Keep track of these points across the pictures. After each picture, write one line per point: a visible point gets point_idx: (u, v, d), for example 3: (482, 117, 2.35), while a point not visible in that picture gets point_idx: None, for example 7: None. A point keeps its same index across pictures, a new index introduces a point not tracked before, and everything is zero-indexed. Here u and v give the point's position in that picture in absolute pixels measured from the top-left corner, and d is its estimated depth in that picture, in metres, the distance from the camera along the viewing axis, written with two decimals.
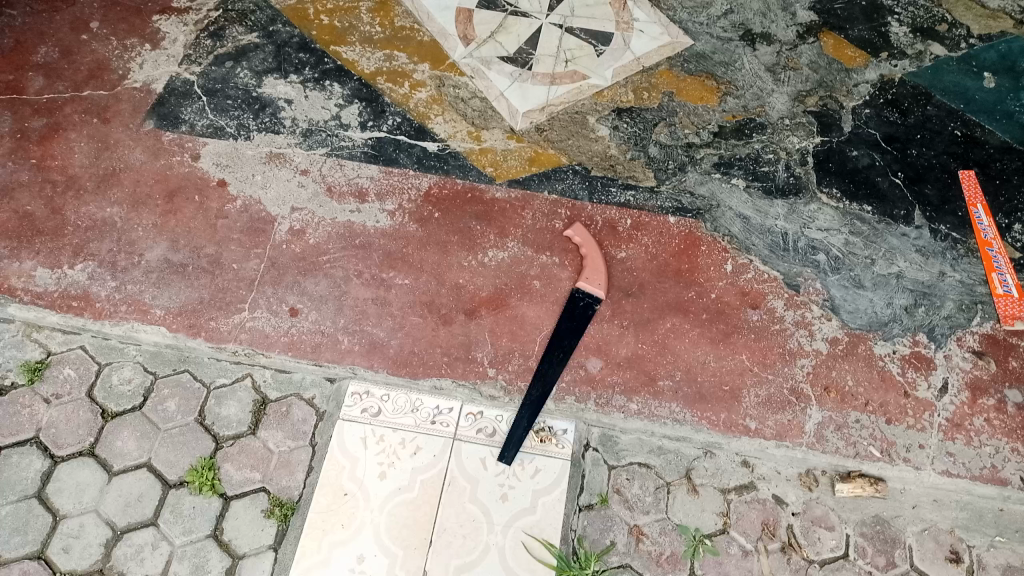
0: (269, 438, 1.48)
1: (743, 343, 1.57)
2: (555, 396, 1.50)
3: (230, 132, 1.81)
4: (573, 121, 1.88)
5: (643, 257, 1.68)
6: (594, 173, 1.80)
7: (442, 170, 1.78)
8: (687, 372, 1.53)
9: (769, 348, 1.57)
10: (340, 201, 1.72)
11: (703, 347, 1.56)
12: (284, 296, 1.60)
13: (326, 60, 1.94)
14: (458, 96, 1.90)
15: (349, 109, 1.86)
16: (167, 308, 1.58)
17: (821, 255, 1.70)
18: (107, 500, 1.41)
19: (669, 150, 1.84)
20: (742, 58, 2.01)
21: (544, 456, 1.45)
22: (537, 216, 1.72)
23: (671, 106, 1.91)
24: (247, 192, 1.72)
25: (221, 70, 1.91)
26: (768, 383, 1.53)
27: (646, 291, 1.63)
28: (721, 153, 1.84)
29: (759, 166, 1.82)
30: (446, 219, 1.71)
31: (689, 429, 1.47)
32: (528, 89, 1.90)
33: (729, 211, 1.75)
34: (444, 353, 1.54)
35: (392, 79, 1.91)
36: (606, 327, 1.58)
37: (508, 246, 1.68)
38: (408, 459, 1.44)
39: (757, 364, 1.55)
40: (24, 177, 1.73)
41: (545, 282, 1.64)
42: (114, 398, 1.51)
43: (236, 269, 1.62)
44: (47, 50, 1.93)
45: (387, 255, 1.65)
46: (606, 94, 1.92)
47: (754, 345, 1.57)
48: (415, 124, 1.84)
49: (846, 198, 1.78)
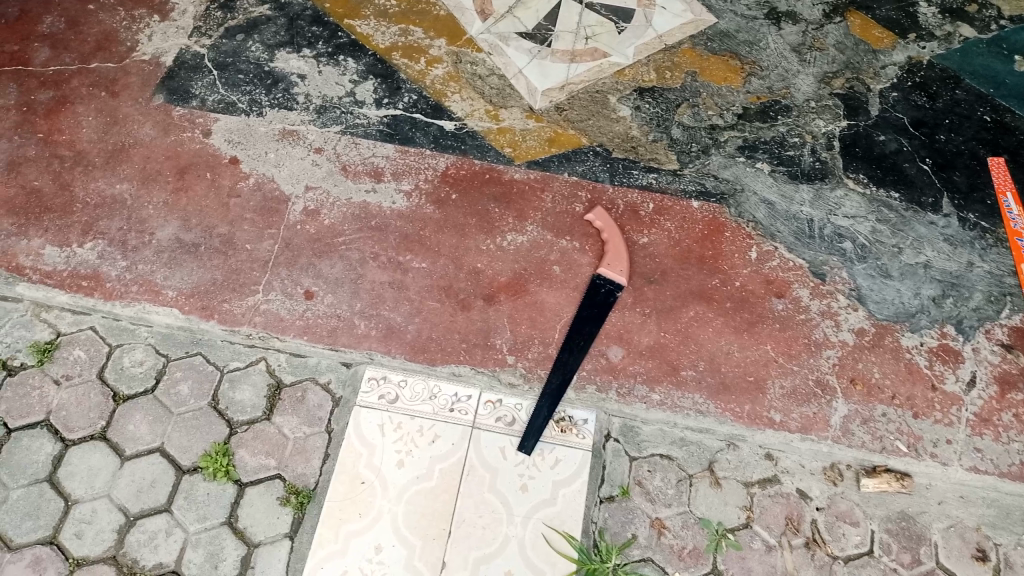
0: (284, 423, 1.43)
1: (768, 334, 1.54)
2: (575, 385, 1.47)
3: (242, 108, 1.77)
4: (593, 101, 1.83)
5: (666, 243, 1.64)
6: (615, 155, 1.75)
7: (460, 150, 1.73)
8: (710, 363, 1.51)
9: (794, 338, 1.54)
10: (356, 180, 1.68)
11: (727, 336, 1.53)
12: (299, 278, 1.55)
13: (340, 34, 1.89)
14: (475, 73, 1.85)
15: (364, 86, 1.81)
16: (179, 289, 1.53)
17: (848, 243, 1.66)
18: (119, 486, 1.36)
19: (693, 132, 1.79)
20: (767, 37, 1.95)
21: (564, 446, 1.42)
22: (557, 199, 1.68)
23: (694, 86, 1.86)
24: (259, 170, 1.68)
25: (232, 43, 1.86)
26: (793, 374, 1.50)
27: (669, 278, 1.60)
28: (745, 136, 1.79)
29: (784, 150, 1.77)
30: (464, 202, 1.67)
31: (712, 421, 1.45)
32: (547, 67, 1.87)
33: (754, 196, 1.71)
34: (463, 339, 1.50)
35: (407, 55, 1.87)
36: (628, 315, 1.55)
37: (527, 230, 1.64)
38: (426, 447, 1.41)
39: (781, 355, 1.52)
40: (31, 151, 1.68)
41: (565, 267, 1.60)
42: (126, 380, 1.47)
43: (248, 249, 1.58)
44: (53, 20, 1.88)
45: (404, 238, 1.61)
46: (627, 73, 1.87)
47: (779, 335, 1.54)
48: (432, 102, 1.80)
49: (873, 183, 1.74)
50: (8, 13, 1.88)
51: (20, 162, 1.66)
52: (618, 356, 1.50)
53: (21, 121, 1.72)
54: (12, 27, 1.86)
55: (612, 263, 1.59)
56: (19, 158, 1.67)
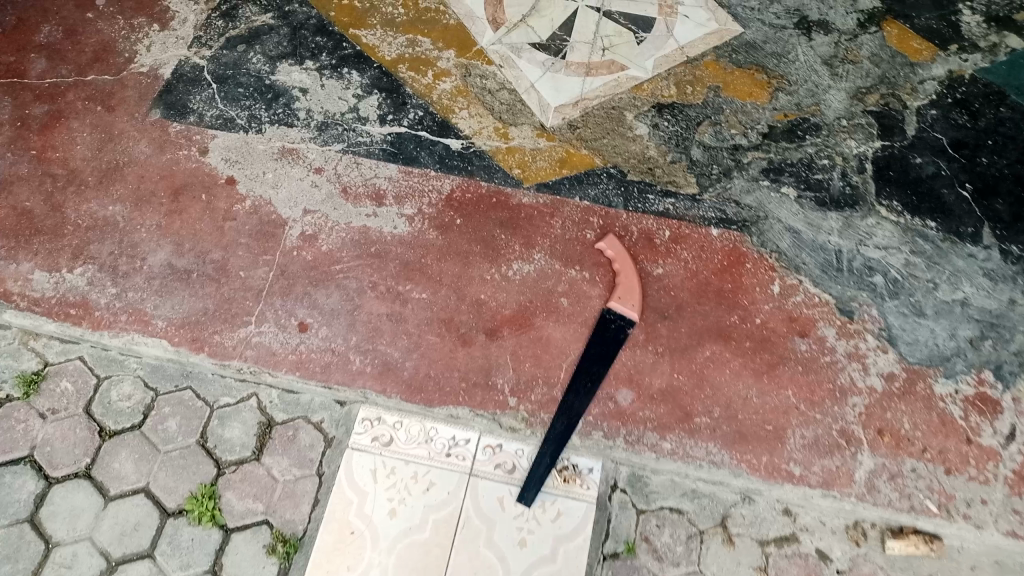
0: (274, 464, 1.39)
1: (786, 377, 1.45)
2: (581, 431, 1.40)
3: (240, 124, 1.69)
4: (609, 118, 1.72)
5: (682, 275, 1.55)
6: (631, 178, 1.65)
7: (466, 171, 1.64)
8: (726, 409, 1.42)
9: (817, 383, 1.44)
10: (356, 204, 1.60)
11: (745, 380, 1.44)
12: (293, 309, 1.49)
13: (345, 45, 1.81)
14: (485, 87, 1.75)
15: (368, 101, 1.73)
16: (169, 319, 1.48)
17: (879, 277, 1.55)
18: (102, 528, 1.32)
19: (714, 153, 1.68)
20: (797, 48, 1.84)
21: (567, 498, 1.36)
22: (567, 225, 1.59)
23: (717, 102, 1.75)
24: (257, 192, 1.61)
25: (233, 54, 1.79)
26: (816, 424, 1.41)
27: (684, 313, 1.51)
28: (771, 157, 1.68)
29: (812, 174, 1.66)
30: (469, 227, 1.58)
31: (726, 473, 1.37)
32: (561, 81, 1.77)
33: (778, 224, 1.60)
34: (463, 378, 1.43)
35: (415, 67, 1.78)
36: (640, 355, 1.47)
37: (534, 259, 1.55)
38: (420, 495, 1.35)
39: (803, 402, 1.43)
40: (23, 169, 1.63)
41: (573, 300, 1.51)
42: (113, 415, 1.42)
43: (242, 276, 1.52)
44: (51, 30, 1.82)
45: (404, 265, 1.53)
46: (645, 87, 1.77)
47: (801, 379, 1.45)
48: (438, 119, 1.71)
49: (907, 211, 1.62)
50: (6, 22, 1.83)
51: (13, 181, 1.61)
52: (628, 400, 1.42)
53: (14, 137, 1.67)
54: (9, 36, 1.81)
55: (624, 297, 1.50)
56: (11, 177, 1.62)
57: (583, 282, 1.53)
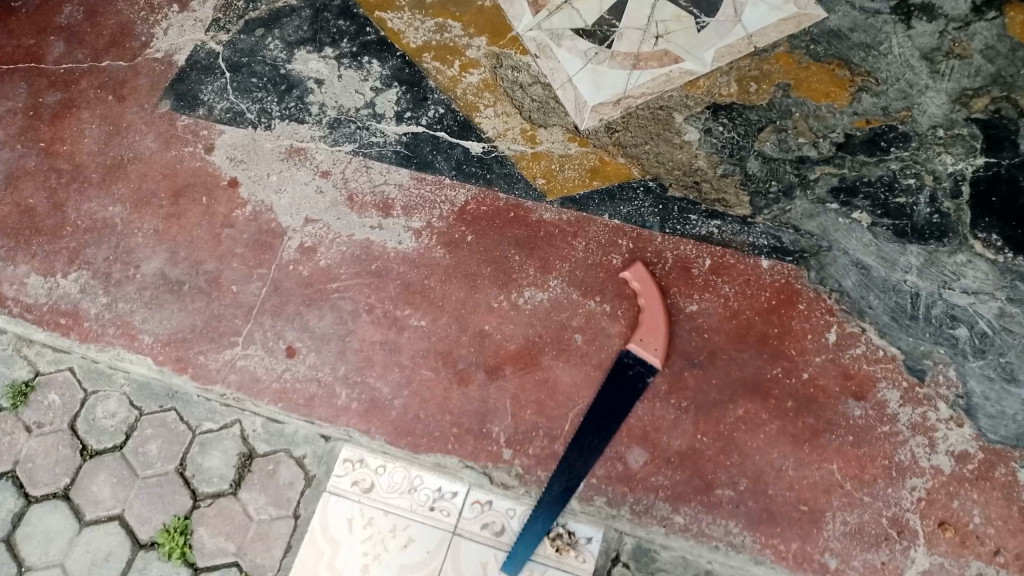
0: (250, 501, 1.29)
1: (834, 447, 1.24)
2: (582, 494, 1.23)
3: (249, 119, 1.57)
4: (655, 121, 1.50)
5: (720, 314, 1.34)
6: (671, 193, 1.43)
7: (484, 179, 1.47)
8: (755, 482, 1.22)
9: (869, 459, 1.23)
10: (361, 213, 1.45)
11: (782, 448, 1.24)
12: (282, 331, 1.37)
13: (368, 30, 1.64)
14: (516, 81, 1.56)
15: (385, 95, 1.57)
16: (156, 336, 1.39)
17: (962, 329, 1.30)
18: (74, 555, 1.28)
19: (774, 166, 1.43)
20: (893, 35, 1.50)
21: (559, 571, 1.21)
22: (591, 247, 1.40)
23: (784, 104, 1.47)
24: (258, 196, 1.49)
25: (251, 39, 1.66)
26: (863, 507, 1.21)
27: (717, 361, 1.30)
28: (843, 173, 1.41)
29: (892, 197, 1.39)
30: (480, 245, 1.41)
31: (747, 559, 1.19)
32: (602, 75, 1.54)
33: (844, 256, 1.36)
34: (455, 423, 1.28)
35: (440, 57, 1.60)
36: (660, 409, 1.28)
37: (549, 286, 1.37)
38: (397, 553, 1.23)
39: (850, 480, 1.22)
40: (31, 163, 1.57)
41: (589, 337, 1.33)
42: (96, 433, 1.35)
43: (235, 291, 1.40)
44: (72, 10, 1.74)
45: (405, 286, 1.38)
46: (700, 84, 1.52)
47: (850, 452, 1.23)
48: (460, 118, 1.53)
49: (1008, 247, 1.34)
50: (31, 1, 1.76)
51: (20, 175, 1.56)
52: (639, 463, 1.24)
53: (26, 127, 1.61)
54: (31, 17, 1.74)
55: (644, 339, 1.29)
56: (19, 171, 1.56)
57: (600, 316, 1.34)
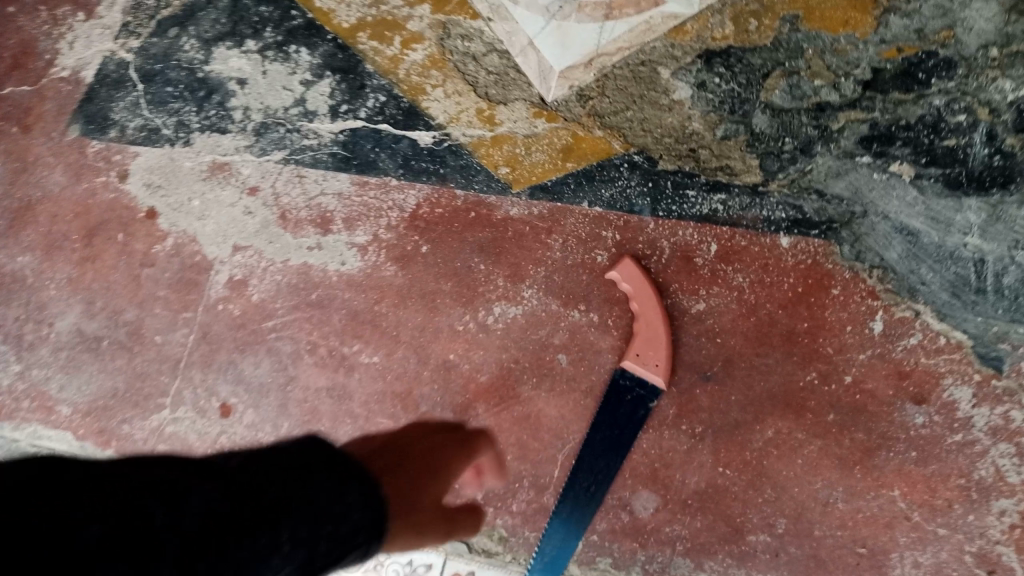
0: None
1: (885, 470, 1.02)
2: (581, 554, 1.08)
3: (167, 135, 1.33)
4: (637, 80, 1.17)
5: (733, 312, 1.08)
6: (662, 167, 1.15)
7: (437, 175, 1.22)
8: (794, 523, 1.03)
9: (940, 480, 1.01)
10: (296, 234, 1.23)
11: (824, 475, 1.03)
12: (214, 386, 1.21)
13: (292, 13, 1.33)
14: (468, 53, 1.24)
15: (318, 88, 1.29)
16: (74, 405, 1.24)
17: None
18: None
19: (785, 120, 1.12)
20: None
21: None
22: (569, 245, 1.15)
23: (794, 41, 1.13)
24: (180, 227, 1.28)
25: (165, 41, 1.36)
26: (934, 541, 1.00)
27: (735, 371, 1.06)
28: (874, 119, 1.10)
29: (939, 140, 1.08)
30: (438, 256, 1.18)
31: None
32: (567, 29, 1.19)
33: (883, 223, 1.07)
34: None
35: (379, 35, 1.28)
36: (669, 441, 1.06)
37: (524, 297, 1.14)
38: None
39: (917, 509, 1.01)
40: None
41: (575, 356, 1.11)
42: None
43: (158, 342, 1.24)
44: None
45: (352, 317, 1.19)
46: (687, 29, 1.17)
47: (915, 474, 1.01)
48: (404, 105, 1.25)
49: None
50: None
51: None
52: (647, 511, 1.06)
53: None
54: None
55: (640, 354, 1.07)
56: None
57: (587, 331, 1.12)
